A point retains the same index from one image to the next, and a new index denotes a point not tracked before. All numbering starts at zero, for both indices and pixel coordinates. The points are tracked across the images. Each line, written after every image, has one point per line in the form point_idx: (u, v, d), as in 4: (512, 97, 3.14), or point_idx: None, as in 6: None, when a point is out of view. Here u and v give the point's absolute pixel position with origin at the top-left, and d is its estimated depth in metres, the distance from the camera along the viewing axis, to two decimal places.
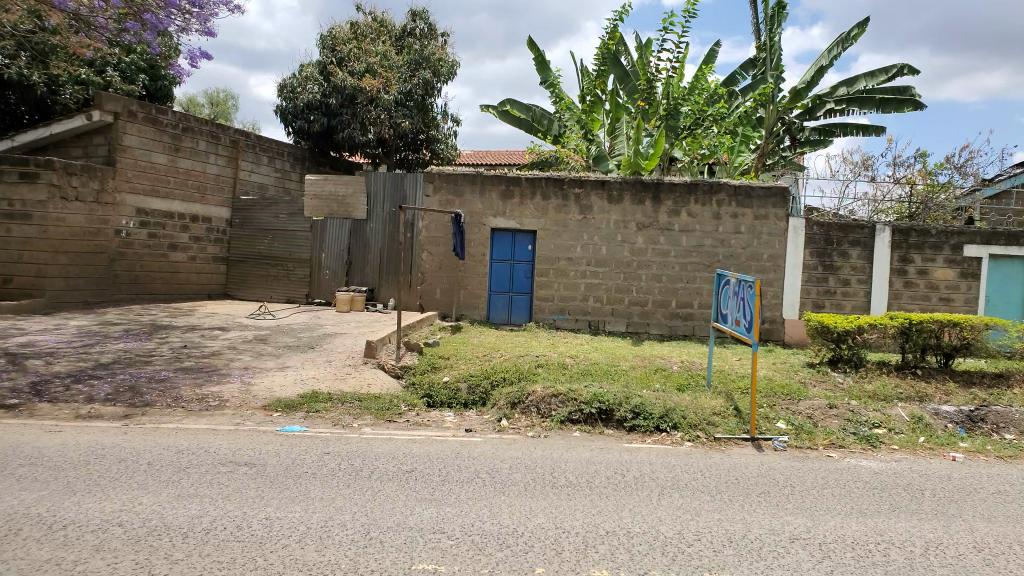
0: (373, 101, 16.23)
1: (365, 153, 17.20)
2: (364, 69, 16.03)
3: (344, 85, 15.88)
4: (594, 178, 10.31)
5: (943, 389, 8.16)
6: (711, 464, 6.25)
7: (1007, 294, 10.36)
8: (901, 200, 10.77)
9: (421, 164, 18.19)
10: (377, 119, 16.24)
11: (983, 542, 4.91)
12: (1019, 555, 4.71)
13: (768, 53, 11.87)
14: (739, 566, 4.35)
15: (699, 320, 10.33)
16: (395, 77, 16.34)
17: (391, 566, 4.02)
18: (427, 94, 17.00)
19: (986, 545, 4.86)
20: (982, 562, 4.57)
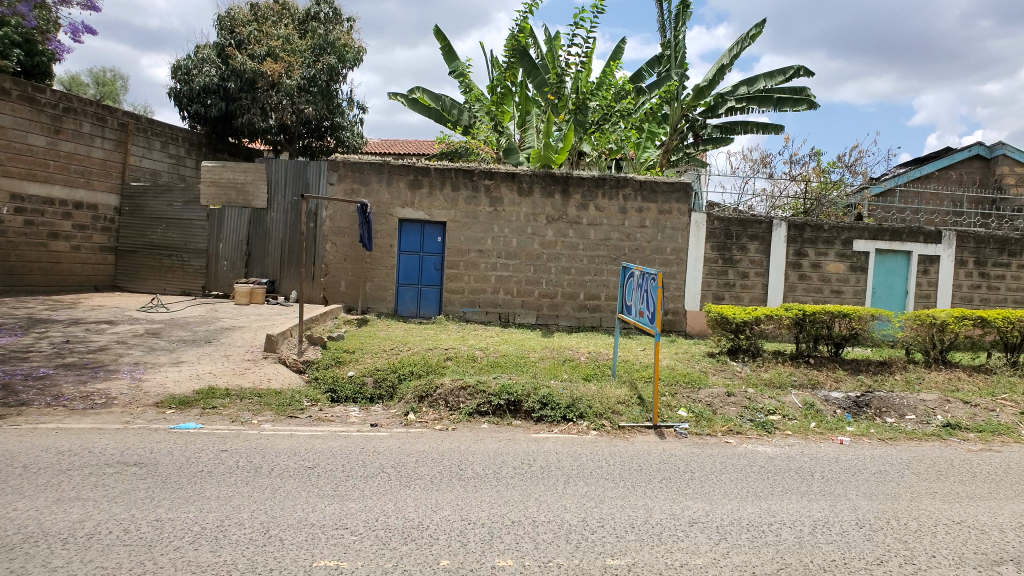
0: (274, 86, 15.64)
1: (266, 141, 16.57)
2: (264, 53, 15.55)
3: (243, 69, 15.30)
4: (504, 170, 10.31)
5: (834, 377, 8.62)
6: (616, 452, 6.39)
7: (891, 286, 11.00)
8: (796, 197, 11.12)
9: (325, 152, 17.90)
10: (279, 105, 15.68)
11: (865, 518, 5.22)
12: (897, 529, 5.04)
13: (672, 51, 12.15)
14: (641, 550, 4.46)
15: (606, 312, 10.54)
16: (299, 62, 15.84)
17: (291, 565, 3.90)
18: (331, 80, 16.66)
19: (868, 521, 5.17)
20: (864, 537, 4.86)
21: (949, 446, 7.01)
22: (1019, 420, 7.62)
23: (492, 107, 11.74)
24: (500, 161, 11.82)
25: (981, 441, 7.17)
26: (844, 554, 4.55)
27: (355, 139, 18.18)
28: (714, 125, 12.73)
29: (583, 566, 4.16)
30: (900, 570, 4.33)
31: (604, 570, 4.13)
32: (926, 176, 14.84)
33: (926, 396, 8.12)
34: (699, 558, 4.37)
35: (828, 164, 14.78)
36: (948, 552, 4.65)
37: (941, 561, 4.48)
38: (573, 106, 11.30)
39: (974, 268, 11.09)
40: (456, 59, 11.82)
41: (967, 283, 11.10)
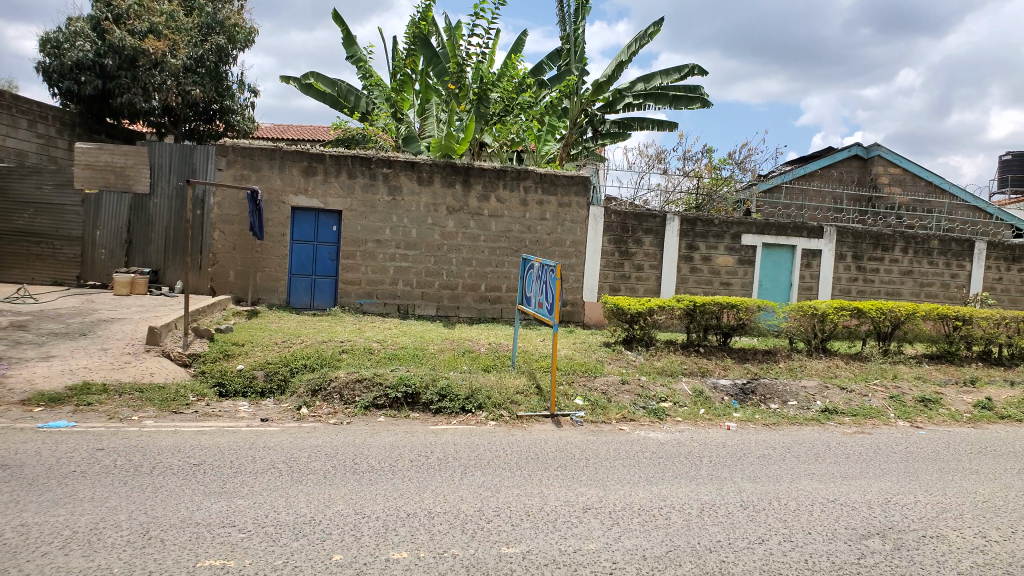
0: (157, 65, 14.93)
1: (148, 123, 15.92)
2: (146, 29, 14.65)
3: (122, 45, 14.30)
4: (403, 159, 10.19)
5: (722, 365, 9.01)
6: (513, 442, 6.45)
7: (776, 278, 11.58)
8: (689, 192, 11.60)
9: (212, 135, 17.52)
10: (163, 85, 15.00)
11: (749, 500, 5.48)
12: (778, 509, 5.32)
13: (571, 45, 12.27)
14: (535, 537, 4.53)
15: (507, 304, 10.61)
16: (184, 41, 15.20)
17: (172, 566, 3.75)
18: (221, 61, 16.15)
19: (752, 503, 5.43)
20: (748, 518, 5.10)
21: (827, 429, 7.47)
22: (888, 404, 8.21)
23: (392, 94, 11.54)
24: (399, 150, 11.73)
25: (854, 424, 7.68)
26: (728, 534, 4.78)
27: (246, 123, 17.96)
28: (613, 121, 12.93)
29: (477, 555, 4.20)
30: (779, 547, 4.58)
31: (498, 559, 4.17)
32: (810, 174, 15.64)
33: (808, 382, 8.62)
34: (592, 543, 4.48)
35: (719, 160, 15.43)
36: (822, 528, 4.95)
37: (816, 537, 4.78)
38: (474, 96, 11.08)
39: (852, 262, 11.77)
40: (353, 44, 11.54)
41: (845, 276, 11.78)
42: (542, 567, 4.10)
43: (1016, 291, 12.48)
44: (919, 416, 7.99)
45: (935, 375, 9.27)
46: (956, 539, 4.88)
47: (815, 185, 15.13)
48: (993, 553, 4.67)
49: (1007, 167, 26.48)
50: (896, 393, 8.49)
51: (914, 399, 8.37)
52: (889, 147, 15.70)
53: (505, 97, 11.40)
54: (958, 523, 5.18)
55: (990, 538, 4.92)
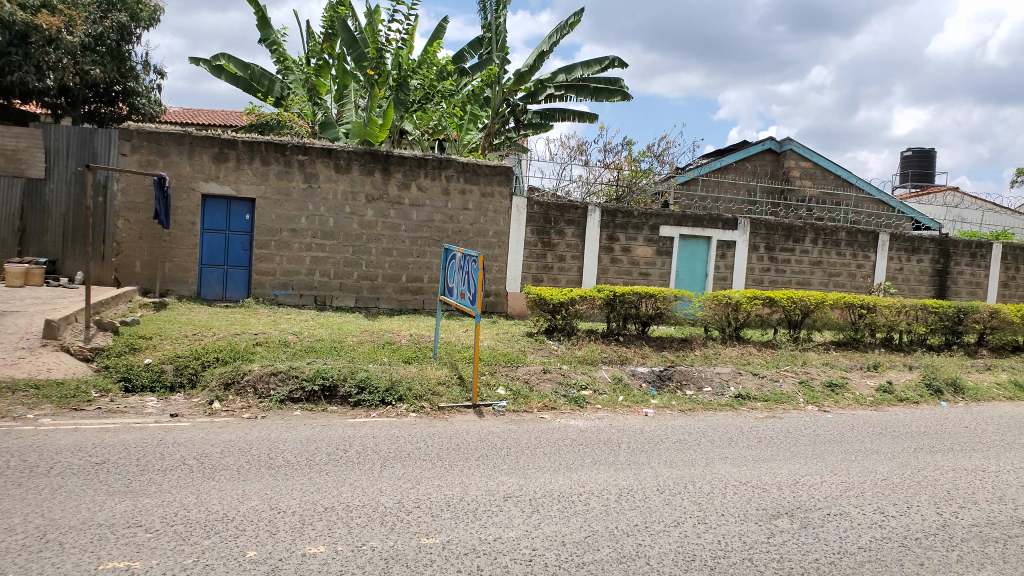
0: (52, 41, 14.03)
1: (43, 103, 15.30)
2: (38, 4, 13.73)
3: (12, 20, 13.34)
4: (320, 146, 9.97)
5: (640, 353, 9.22)
6: (433, 433, 6.43)
7: (692, 269, 11.92)
8: (610, 184, 11.87)
9: (115, 118, 16.85)
10: (58, 63, 14.16)
11: (665, 484, 5.63)
12: (693, 492, 5.48)
13: (493, 34, 12.24)
14: (456, 527, 4.53)
15: (428, 294, 10.55)
16: (82, 17, 14.26)
17: (71, 570, 3.59)
18: (122, 40, 15.37)
19: (668, 487, 5.58)
20: (664, 502, 5.24)
21: (740, 414, 7.75)
22: (797, 389, 8.58)
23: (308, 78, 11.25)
24: (316, 136, 11.48)
25: (766, 409, 8.00)
26: (645, 518, 4.90)
27: (152, 106, 17.15)
28: (535, 111, 12.97)
29: (396, 547, 4.17)
30: (694, 530, 4.73)
31: (418, 550, 4.16)
32: (726, 167, 16.09)
33: (722, 369, 8.92)
34: (512, 531, 4.52)
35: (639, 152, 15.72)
36: (734, 510, 5.14)
37: (728, 519, 4.95)
38: (394, 83, 10.96)
39: (764, 253, 12.20)
40: (268, 26, 11.18)
41: (758, 266, 12.20)
42: (462, 556, 4.11)
43: (916, 281, 13.18)
44: (826, 400, 8.38)
45: (841, 361, 9.74)
46: (857, 515, 5.15)
47: (730, 178, 15.60)
48: (890, 527, 4.94)
49: (906, 162, 28.05)
50: (805, 378, 8.88)
51: (821, 384, 8.77)
52: (800, 142, 16.30)
53: (425, 85, 11.32)
54: (860, 500, 5.47)
55: (888, 513, 5.21)
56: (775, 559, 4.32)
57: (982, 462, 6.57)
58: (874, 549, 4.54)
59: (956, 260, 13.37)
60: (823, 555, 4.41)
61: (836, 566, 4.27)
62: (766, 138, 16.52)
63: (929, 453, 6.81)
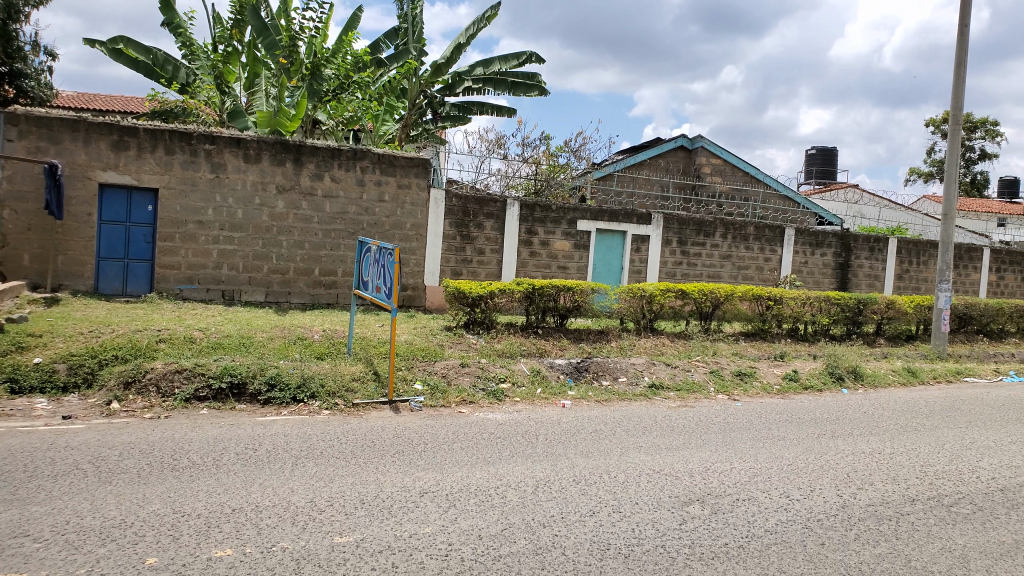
0: None
1: None
2: None
3: None
4: (228, 135, 9.64)
5: (559, 345, 9.32)
6: (346, 430, 6.31)
7: (609, 263, 12.13)
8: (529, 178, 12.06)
9: None
10: None
11: (580, 474, 5.71)
12: (608, 482, 5.58)
13: (409, 24, 12.09)
14: (370, 525, 4.47)
15: (342, 288, 10.36)
16: None
17: None
18: (9, 18, 14.41)
19: (583, 477, 5.66)
20: (579, 492, 5.31)
21: (654, 404, 7.95)
22: (708, 378, 8.86)
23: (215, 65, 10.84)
24: (225, 125, 11.10)
25: (678, 398, 8.23)
26: (561, 509, 4.95)
27: (44, 90, 16.17)
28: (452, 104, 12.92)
29: (308, 547, 4.08)
30: (608, 519, 4.81)
31: (330, 549, 4.08)
32: (641, 163, 16.43)
33: (636, 360, 9.12)
34: (428, 527, 4.49)
35: (557, 147, 15.89)
36: (648, 498, 5.26)
37: (641, 507, 5.06)
38: (307, 72, 10.70)
39: (677, 247, 12.55)
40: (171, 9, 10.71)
41: (671, 260, 12.54)
42: (376, 554, 4.06)
43: (820, 274, 13.80)
44: (735, 389, 8.70)
45: (750, 351, 10.12)
46: (764, 499, 5.36)
47: (645, 174, 15.95)
48: (794, 510, 5.17)
49: (811, 160, 29.33)
50: (716, 368, 9.18)
51: (731, 373, 9.09)
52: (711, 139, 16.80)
53: (339, 75, 11.09)
54: (766, 485, 5.70)
55: (792, 497, 5.45)
56: (686, 545, 4.44)
57: (878, 446, 6.95)
58: (779, 531, 4.74)
59: (857, 254, 14.08)
60: (731, 540, 4.57)
61: (744, 549, 4.43)
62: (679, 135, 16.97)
63: (830, 438, 7.16)
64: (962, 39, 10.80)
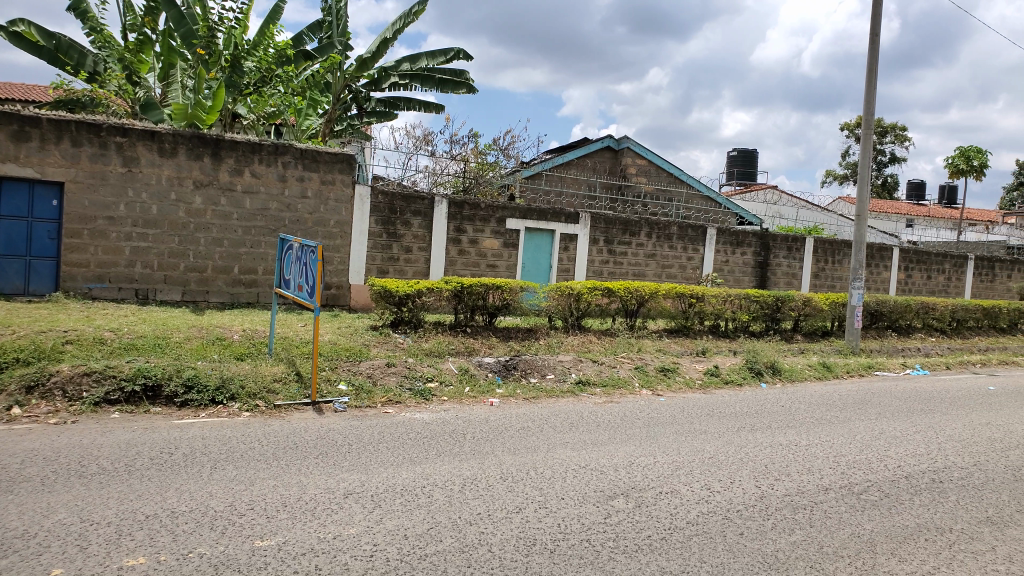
0: None
1: None
2: None
3: None
4: (140, 127, 9.28)
5: (487, 343, 9.33)
6: (266, 432, 6.17)
7: (538, 262, 12.22)
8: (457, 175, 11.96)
9: None
10: None
11: (508, 471, 5.74)
12: (534, 478, 5.63)
13: (333, 18, 11.87)
14: (292, 528, 4.38)
15: (264, 287, 10.11)
16: None
17: None
18: None
19: (510, 474, 5.69)
20: (506, 489, 5.34)
21: (581, 400, 8.06)
22: (633, 374, 9.05)
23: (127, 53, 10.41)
24: (138, 116, 10.68)
25: (604, 394, 8.36)
26: (487, 506, 4.97)
27: None
28: (378, 99, 12.75)
29: (227, 553, 3.97)
30: (535, 514, 4.85)
31: (250, 554, 3.98)
32: (570, 162, 16.61)
33: (564, 357, 9.23)
34: (353, 528, 4.43)
35: (486, 145, 15.91)
36: (574, 493, 5.33)
37: (567, 502, 5.13)
38: (225, 64, 10.40)
39: (604, 246, 12.75)
40: None
41: (599, 259, 12.74)
42: (298, 557, 3.98)
43: (740, 273, 14.27)
44: (660, 384, 8.92)
45: (674, 347, 10.38)
46: (686, 492, 5.51)
47: (573, 173, 16.13)
48: (715, 501, 5.33)
49: (732, 161, 30.24)
50: (641, 364, 9.38)
51: (655, 369, 9.31)
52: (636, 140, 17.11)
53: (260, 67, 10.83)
54: (688, 478, 5.86)
55: (712, 488, 5.62)
56: (611, 538, 4.52)
57: (794, 438, 7.24)
58: (701, 522, 4.88)
59: (775, 253, 14.61)
60: (655, 532, 4.68)
61: (667, 541, 4.54)
62: (606, 135, 17.22)
63: (750, 431, 7.41)
64: (872, 47, 11.32)
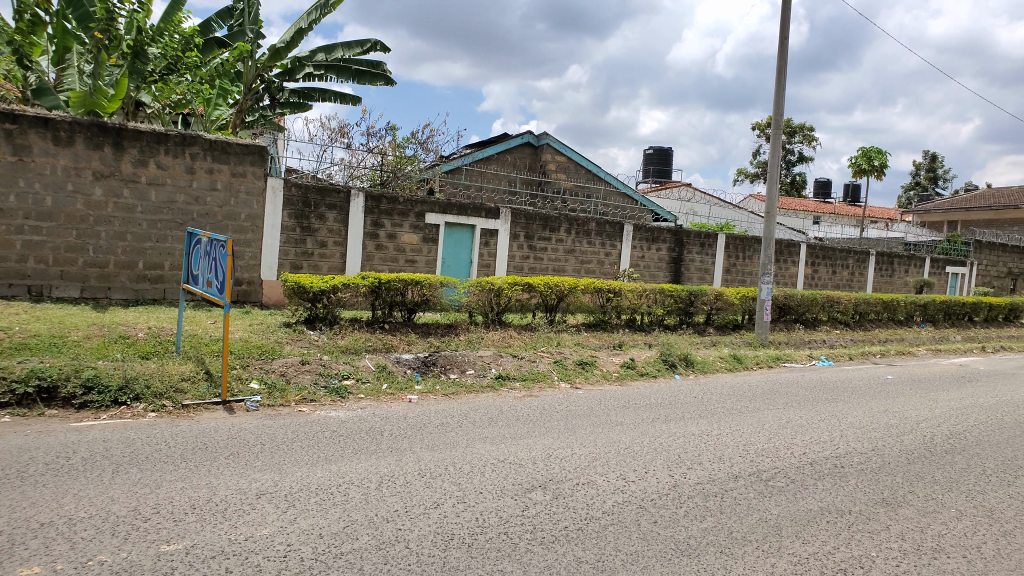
0: None
1: None
2: None
3: None
4: (32, 114, 8.78)
5: (406, 340, 9.27)
6: (173, 433, 5.95)
7: (458, 257, 12.22)
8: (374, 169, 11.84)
9: None
10: None
11: (426, 467, 5.74)
12: (452, 473, 5.65)
13: (244, 5, 11.51)
14: (202, 530, 4.26)
15: (170, 283, 9.73)
16: None
17: None
18: None
19: (428, 470, 5.69)
20: (424, 485, 5.34)
21: (501, 395, 8.11)
22: (552, 368, 9.18)
23: (18, 35, 9.86)
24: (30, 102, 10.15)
25: (524, 388, 8.45)
26: (405, 503, 4.95)
27: None
28: (291, 90, 12.48)
29: (129, 559, 3.83)
30: (452, 509, 4.87)
31: (156, 559, 3.85)
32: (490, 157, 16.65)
33: (484, 352, 9.26)
34: (266, 529, 4.34)
35: (404, 138, 15.81)
36: (492, 487, 5.38)
37: (485, 496, 5.17)
38: (127, 50, 10.03)
39: (524, 241, 12.85)
40: None
41: (519, 254, 12.83)
42: (208, 560, 3.88)
43: (656, 268, 14.65)
44: (578, 377, 9.08)
45: (592, 341, 10.58)
46: (602, 482, 5.63)
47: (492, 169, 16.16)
48: (630, 491, 5.47)
49: (650, 159, 30.93)
50: (560, 358, 9.53)
51: (574, 363, 9.47)
52: (555, 137, 17.10)
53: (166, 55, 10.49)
54: (604, 468, 5.99)
55: (628, 478, 5.77)
56: (528, 530, 4.58)
57: (705, 427, 7.50)
58: (616, 512, 5.00)
59: (689, 249, 15.07)
60: (571, 522, 4.77)
61: (583, 530, 4.64)
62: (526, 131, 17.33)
63: (663, 421, 7.64)
64: (781, 51, 11.79)
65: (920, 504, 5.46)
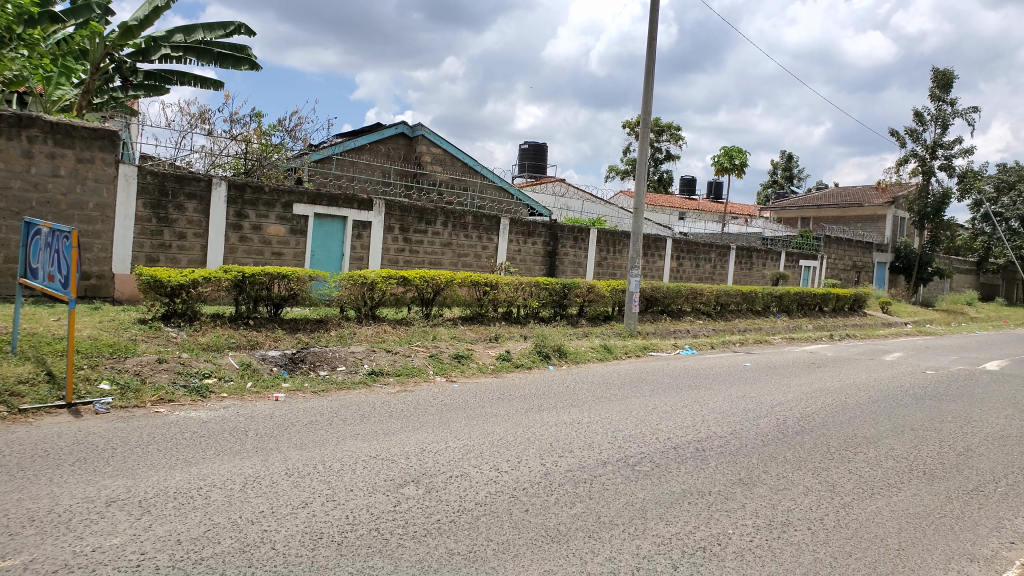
0: None
1: None
2: None
3: None
4: None
5: (272, 336, 8.97)
6: (8, 441, 5.48)
7: (329, 250, 11.94)
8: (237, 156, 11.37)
9: None
10: None
11: (293, 467, 5.58)
12: (322, 471, 5.53)
13: None
14: (41, 544, 3.95)
15: (5, 277, 8.92)
16: None
17: None
18: None
19: (296, 469, 5.55)
20: (291, 485, 5.20)
21: (373, 390, 8.02)
22: (427, 362, 9.16)
23: None
24: None
25: (398, 383, 8.41)
26: (271, 504, 4.81)
27: None
28: (145, 71, 11.76)
29: None
30: (321, 508, 4.78)
31: None
32: (364, 147, 16.37)
33: (356, 348, 9.11)
34: (116, 538, 4.09)
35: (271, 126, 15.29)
36: (363, 484, 5.31)
37: (355, 493, 5.10)
38: None
39: (399, 234, 12.74)
40: None
41: (393, 247, 12.70)
42: None
43: (531, 261, 14.94)
44: (454, 370, 9.13)
45: (468, 334, 10.66)
46: (474, 474, 5.70)
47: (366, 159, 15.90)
48: (502, 481, 5.57)
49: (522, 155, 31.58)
50: (435, 352, 9.54)
51: (449, 356, 9.50)
52: (431, 129, 17.05)
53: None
54: (478, 460, 6.06)
55: (500, 469, 5.86)
56: (400, 525, 4.57)
57: (576, 416, 7.74)
58: (488, 502, 5.08)
59: (564, 242, 15.45)
60: (444, 515, 4.79)
61: (455, 523, 4.68)
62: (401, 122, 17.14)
63: (537, 412, 7.81)
64: (650, 51, 12.28)
65: (771, 483, 5.88)
